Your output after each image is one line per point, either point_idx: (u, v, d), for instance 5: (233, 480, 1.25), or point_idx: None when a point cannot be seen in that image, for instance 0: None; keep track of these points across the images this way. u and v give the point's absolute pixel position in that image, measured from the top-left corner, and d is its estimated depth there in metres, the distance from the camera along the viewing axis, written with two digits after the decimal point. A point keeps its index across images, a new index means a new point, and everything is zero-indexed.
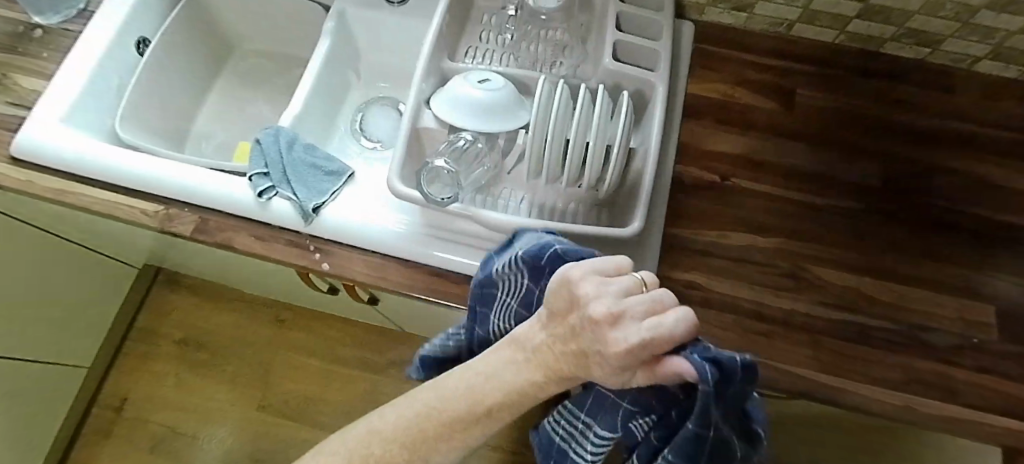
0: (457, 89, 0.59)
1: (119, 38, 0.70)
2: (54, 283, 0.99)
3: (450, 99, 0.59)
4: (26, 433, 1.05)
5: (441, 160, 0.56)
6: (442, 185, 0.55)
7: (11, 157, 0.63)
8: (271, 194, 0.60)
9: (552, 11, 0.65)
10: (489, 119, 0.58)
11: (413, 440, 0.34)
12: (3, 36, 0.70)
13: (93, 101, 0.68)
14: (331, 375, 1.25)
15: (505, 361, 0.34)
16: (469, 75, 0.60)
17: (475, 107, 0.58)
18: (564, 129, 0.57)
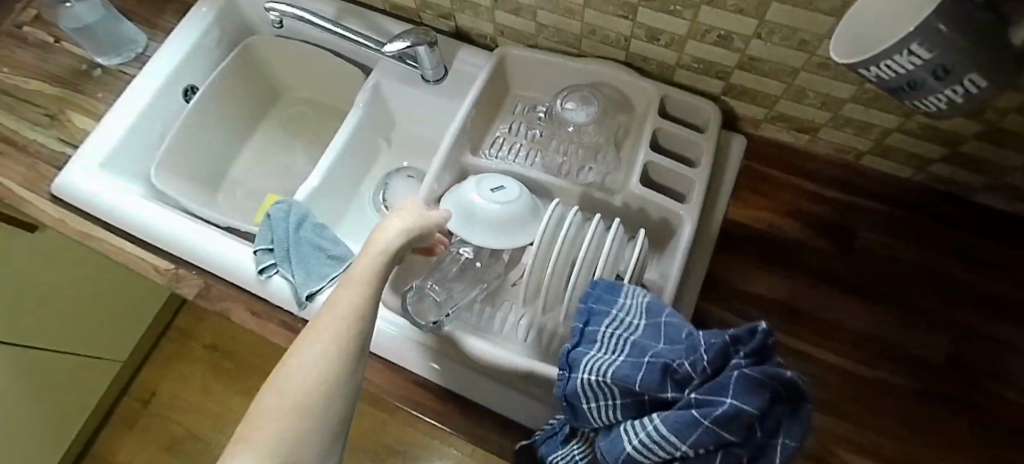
0: (466, 191, 0.56)
1: (169, 84, 0.74)
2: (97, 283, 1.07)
3: (458, 201, 0.56)
4: None
5: (426, 281, 0.57)
6: (429, 307, 0.56)
7: (51, 195, 0.67)
8: (271, 271, 0.59)
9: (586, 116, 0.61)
10: (494, 230, 0.54)
11: (338, 343, 0.37)
12: (68, 72, 0.75)
13: (132, 144, 0.72)
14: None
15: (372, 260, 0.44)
16: (481, 177, 0.57)
17: (480, 213, 0.54)
18: (572, 259, 0.52)
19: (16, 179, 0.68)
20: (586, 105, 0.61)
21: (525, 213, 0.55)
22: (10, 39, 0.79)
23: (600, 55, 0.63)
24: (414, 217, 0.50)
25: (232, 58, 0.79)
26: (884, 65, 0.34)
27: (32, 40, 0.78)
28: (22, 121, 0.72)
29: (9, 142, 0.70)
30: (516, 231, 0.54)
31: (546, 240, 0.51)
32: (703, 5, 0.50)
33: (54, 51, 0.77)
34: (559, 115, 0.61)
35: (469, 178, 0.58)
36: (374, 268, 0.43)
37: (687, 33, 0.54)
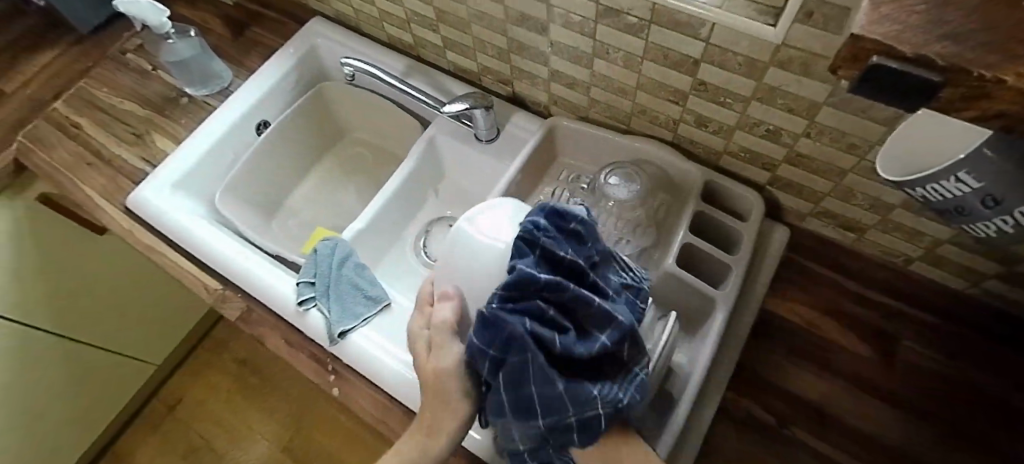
0: (472, 260, 0.48)
1: (245, 119, 0.81)
2: (150, 284, 1.14)
3: (459, 271, 0.49)
4: (91, 411, 1.18)
5: None
6: None
7: (126, 207, 0.74)
8: (310, 304, 0.62)
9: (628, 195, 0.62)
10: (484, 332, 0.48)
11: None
12: (159, 97, 0.84)
13: (206, 168, 0.79)
14: (359, 441, 1.28)
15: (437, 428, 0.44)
16: (496, 251, 0.47)
17: (479, 307, 0.47)
18: None
19: (96, 188, 0.77)
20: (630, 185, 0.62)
21: None
22: (117, 64, 0.89)
23: (649, 134, 0.65)
24: (444, 382, 0.44)
25: (305, 100, 0.86)
26: (931, 188, 0.32)
27: (133, 65, 0.88)
28: (114, 138, 0.81)
29: (99, 156, 0.79)
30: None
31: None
32: (753, 100, 0.52)
33: (151, 77, 0.86)
34: (602, 188, 0.63)
35: (487, 228, 0.49)
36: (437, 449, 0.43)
37: (736, 123, 0.56)
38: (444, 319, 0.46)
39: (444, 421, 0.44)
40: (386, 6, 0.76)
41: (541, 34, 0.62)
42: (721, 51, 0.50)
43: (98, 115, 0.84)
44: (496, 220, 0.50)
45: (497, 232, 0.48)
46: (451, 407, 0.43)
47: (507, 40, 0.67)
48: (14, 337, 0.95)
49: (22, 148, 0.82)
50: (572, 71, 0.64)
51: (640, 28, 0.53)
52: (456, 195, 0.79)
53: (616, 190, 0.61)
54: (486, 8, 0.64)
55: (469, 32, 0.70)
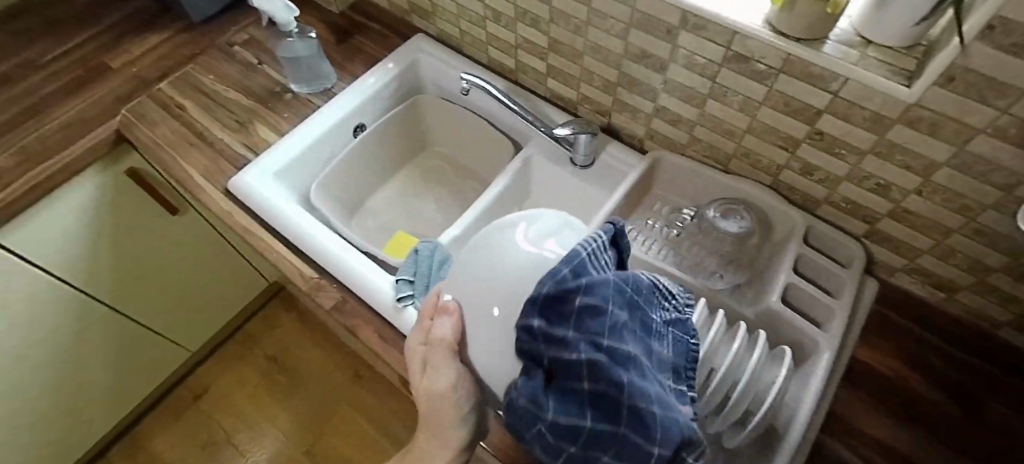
0: (481, 275, 0.41)
1: (347, 120, 0.85)
2: (202, 270, 1.15)
3: (465, 286, 0.42)
4: (120, 389, 1.18)
5: None
6: None
7: (226, 189, 0.77)
8: (408, 301, 0.64)
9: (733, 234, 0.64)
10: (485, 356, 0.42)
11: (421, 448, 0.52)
12: (263, 90, 0.87)
13: (305, 162, 0.82)
14: (376, 450, 1.26)
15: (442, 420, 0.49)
16: (515, 264, 0.40)
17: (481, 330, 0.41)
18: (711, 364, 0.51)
19: (197, 169, 0.79)
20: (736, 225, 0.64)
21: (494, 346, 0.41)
22: (223, 54, 0.92)
23: (747, 176, 0.68)
24: (444, 395, 0.46)
25: (400, 109, 0.90)
26: None
27: (239, 57, 0.92)
28: (217, 123, 0.84)
29: (202, 137, 0.82)
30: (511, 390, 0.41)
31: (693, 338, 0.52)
32: (869, 154, 0.55)
33: (255, 70, 0.90)
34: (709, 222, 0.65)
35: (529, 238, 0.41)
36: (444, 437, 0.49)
37: (845, 175, 0.59)
38: (445, 337, 0.43)
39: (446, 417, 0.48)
40: (495, 30, 0.81)
41: (659, 72, 0.66)
42: (848, 105, 0.53)
43: (202, 99, 0.86)
44: (526, 228, 0.42)
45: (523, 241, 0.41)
46: (453, 411, 0.47)
47: (618, 74, 0.70)
48: (74, 305, 0.96)
49: (126, 122, 0.84)
50: (681, 109, 0.67)
51: (767, 75, 0.56)
52: None
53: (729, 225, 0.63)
54: (605, 42, 0.68)
55: (579, 62, 0.74)
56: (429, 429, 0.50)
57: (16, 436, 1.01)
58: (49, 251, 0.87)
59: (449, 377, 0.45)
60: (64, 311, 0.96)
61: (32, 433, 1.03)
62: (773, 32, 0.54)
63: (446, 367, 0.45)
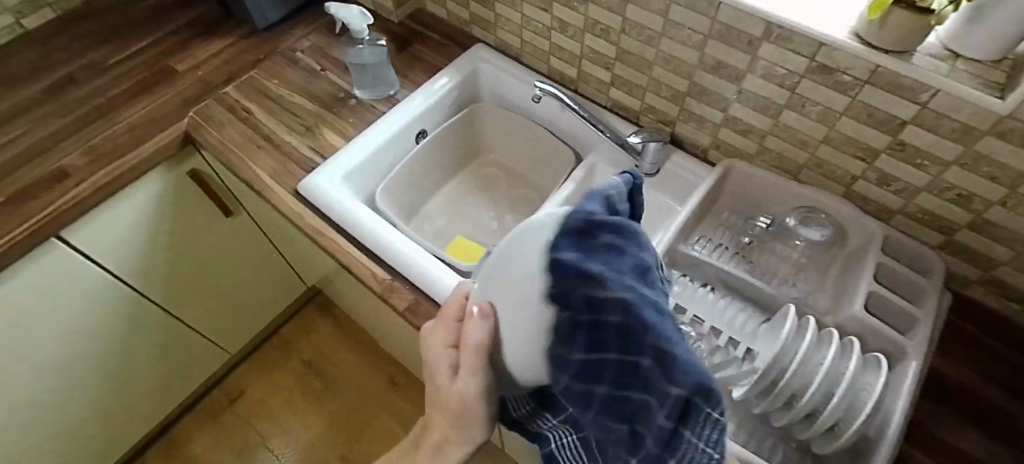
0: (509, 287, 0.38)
1: (410, 126, 0.86)
2: (245, 271, 1.16)
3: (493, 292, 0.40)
4: (160, 390, 1.18)
5: None
6: None
7: (296, 191, 0.78)
8: None
9: (812, 242, 0.66)
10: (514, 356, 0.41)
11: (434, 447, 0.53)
12: (328, 96, 0.89)
13: (370, 167, 0.83)
14: (399, 442, 1.27)
15: (457, 423, 0.50)
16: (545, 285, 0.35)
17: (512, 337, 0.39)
18: (806, 370, 0.51)
19: (266, 170, 0.80)
20: (817, 233, 0.66)
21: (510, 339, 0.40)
22: (286, 60, 0.94)
23: (819, 186, 0.69)
24: (468, 403, 0.47)
25: (459, 117, 0.91)
26: None
27: (303, 63, 0.93)
28: (284, 126, 0.85)
29: (269, 140, 0.84)
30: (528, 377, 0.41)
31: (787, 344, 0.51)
32: (954, 165, 0.56)
33: (319, 76, 0.92)
34: (791, 229, 0.67)
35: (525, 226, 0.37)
36: (461, 437, 0.51)
37: (925, 185, 0.60)
38: (477, 339, 0.41)
39: (463, 420, 0.49)
40: (559, 40, 0.82)
41: (733, 82, 0.67)
42: (936, 116, 0.54)
43: (268, 103, 0.88)
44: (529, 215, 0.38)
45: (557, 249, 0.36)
46: (475, 414, 0.48)
47: (689, 84, 0.72)
48: (129, 305, 0.97)
49: (193, 124, 0.86)
50: (754, 119, 0.68)
51: (851, 86, 0.58)
52: None
53: (814, 233, 0.65)
54: (679, 53, 0.69)
55: (648, 73, 0.75)
56: (447, 427, 0.51)
57: (60, 430, 1.02)
58: (113, 252, 0.88)
59: (474, 386, 0.45)
60: (119, 311, 0.97)
61: (71, 428, 1.04)
62: (860, 44, 0.55)
63: (473, 377, 0.44)
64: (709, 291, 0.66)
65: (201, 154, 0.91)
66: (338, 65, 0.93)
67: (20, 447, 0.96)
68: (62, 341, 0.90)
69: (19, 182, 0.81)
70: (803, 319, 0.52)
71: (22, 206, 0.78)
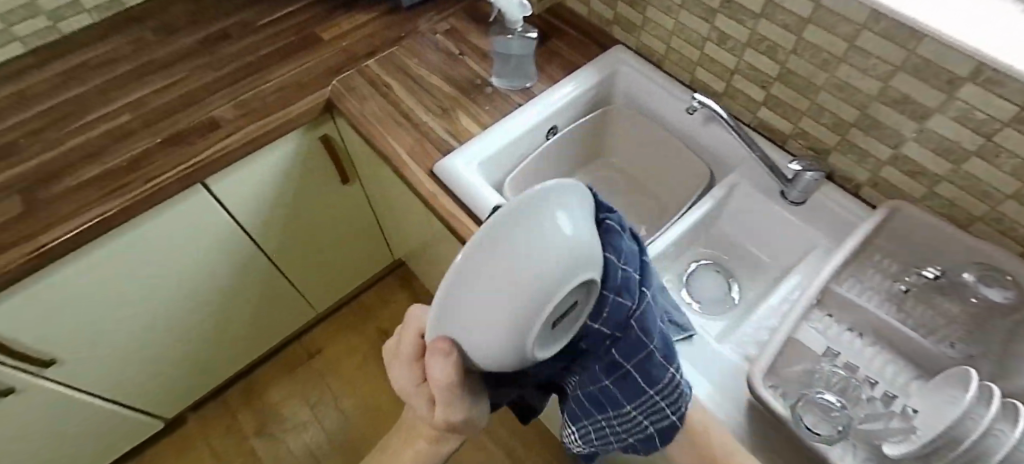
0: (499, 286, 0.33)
1: (545, 120, 0.86)
2: (346, 237, 1.19)
3: (471, 300, 0.34)
4: (252, 339, 1.23)
5: (827, 393, 0.55)
6: (821, 419, 0.53)
7: (431, 170, 0.80)
8: None
9: (989, 302, 0.60)
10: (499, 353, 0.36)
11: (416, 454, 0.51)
12: (465, 81, 0.90)
13: (504, 156, 0.84)
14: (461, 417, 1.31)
15: (437, 436, 0.48)
16: (551, 257, 0.32)
17: (499, 325, 0.34)
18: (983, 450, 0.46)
19: (403, 147, 0.82)
20: (997, 294, 0.60)
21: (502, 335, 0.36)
22: (426, 41, 0.96)
23: (994, 242, 0.64)
24: (447, 424, 0.44)
25: (590, 117, 0.90)
26: None
27: (442, 46, 0.95)
28: (422, 106, 0.87)
29: (408, 118, 0.85)
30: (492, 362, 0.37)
31: (958, 419, 0.47)
32: None
33: (457, 59, 0.93)
34: (965, 286, 0.62)
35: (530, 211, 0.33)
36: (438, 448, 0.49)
37: None
38: (444, 378, 0.38)
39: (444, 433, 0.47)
40: (712, 51, 0.80)
41: (915, 119, 0.63)
42: None
43: (407, 81, 0.90)
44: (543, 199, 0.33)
45: (564, 227, 0.33)
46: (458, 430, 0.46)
47: (860, 115, 0.68)
48: (247, 255, 1.02)
49: (336, 92, 0.89)
50: (931, 163, 0.64)
51: None
52: (720, 242, 0.80)
53: (994, 294, 0.59)
54: (857, 81, 0.66)
55: (811, 97, 0.72)
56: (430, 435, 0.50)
57: (164, 361, 1.07)
58: (243, 204, 0.92)
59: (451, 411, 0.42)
60: (235, 259, 1.01)
61: (171, 359, 1.09)
62: None
63: (450, 404, 0.42)
64: (856, 337, 0.64)
65: (335, 122, 0.93)
66: (476, 51, 0.94)
67: (127, 369, 1.02)
68: (181, 279, 0.95)
69: (176, 126, 0.84)
70: (990, 398, 0.48)
71: (176, 149, 0.82)
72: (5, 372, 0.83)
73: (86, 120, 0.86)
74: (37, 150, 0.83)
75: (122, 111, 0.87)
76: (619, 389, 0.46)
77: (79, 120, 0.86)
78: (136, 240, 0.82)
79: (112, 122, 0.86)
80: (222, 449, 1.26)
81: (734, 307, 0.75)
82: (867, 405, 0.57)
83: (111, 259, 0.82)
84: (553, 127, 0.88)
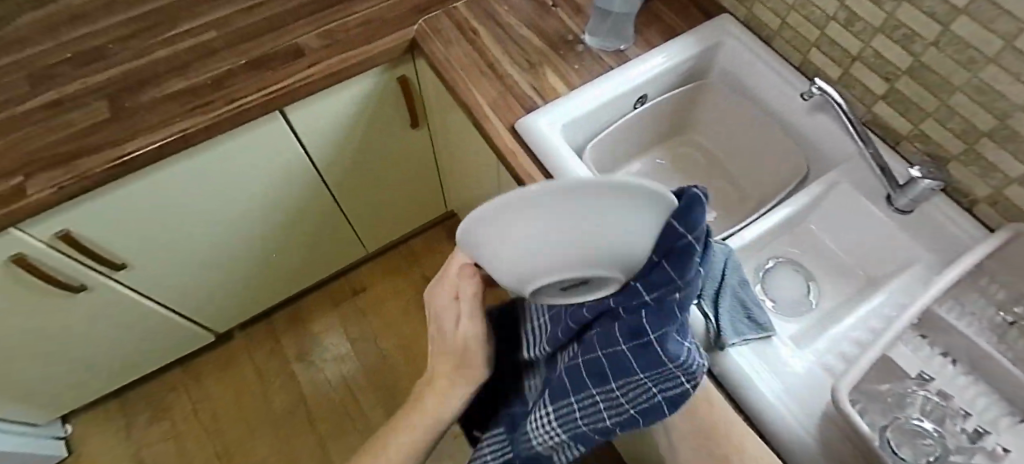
0: (531, 243, 0.34)
1: (636, 88, 0.81)
2: (405, 182, 1.18)
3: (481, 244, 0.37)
4: (304, 269, 1.25)
5: (923, 422, 0.54)
6: (912, 449, 0.52)
7: (512, 127, 0.77)
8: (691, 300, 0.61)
9: None
10: (502, 284, 0.39)
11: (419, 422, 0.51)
12: (555, 35, 0.85)
13: (589, 120, 0.80)
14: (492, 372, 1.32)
15: (449, 386, 0.51)
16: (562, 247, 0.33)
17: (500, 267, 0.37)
18: None
19: (486, 98, 0.79)
20: None
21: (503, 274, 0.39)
22: None
23: None
24: (467, 346, 0.50)
25: (682, 90, 0.85)
26: None
27: None
28: (508, 57, 0.83)
29: (493, 68, 0.82)
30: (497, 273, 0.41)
31: None
32: None
33: (549, 11, 0.88)
34: None
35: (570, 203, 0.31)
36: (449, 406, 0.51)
37: None
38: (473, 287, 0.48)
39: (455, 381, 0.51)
40: (835, 33, 0.72)
41: None
42: None
43: (495, 30, 0.86)
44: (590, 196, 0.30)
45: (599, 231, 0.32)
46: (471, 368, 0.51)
47: (996, 125, 0.59)
48: (311, 188, 1.02)
49: (421, 33, 0.85)
50: None
51: None
52: (804, 241, 0.75)
53: None
54: (1004, 87, 0.57)
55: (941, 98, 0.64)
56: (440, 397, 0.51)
57: (222, 280, 1.11)
58: (314, 136, 0.91)
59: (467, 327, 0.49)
60: (299, 191, 1.01)
61: (230, 279, 1.12)
62: None
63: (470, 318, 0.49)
64: (948, 362, 0.60)
65: (415, 63, 0.90)
66: (570, 4, 0.88)
67: (190, 283, 1.06)
68: (247, 203, 0.96)
69: (258, 50, 0.83)
70: None
71: (258, 73, 0.81)
72: (83, 269, 0.87)
73: (173, 33, 0.86)
74: (126, 58, 0.83)
75: (208, 28, 0.86)
76: (635, 356, 0.41)
77: (167, 32, 0.86)
78: (213, 160, 0.83)
79: (198, 37, 0.85)
80: (266, 367, 1.32)
81: (810, 311, 0.70)
82: (954, 437, 0.53)
83: (186, 176, 0.83)
84: (643, 97, 0.83)
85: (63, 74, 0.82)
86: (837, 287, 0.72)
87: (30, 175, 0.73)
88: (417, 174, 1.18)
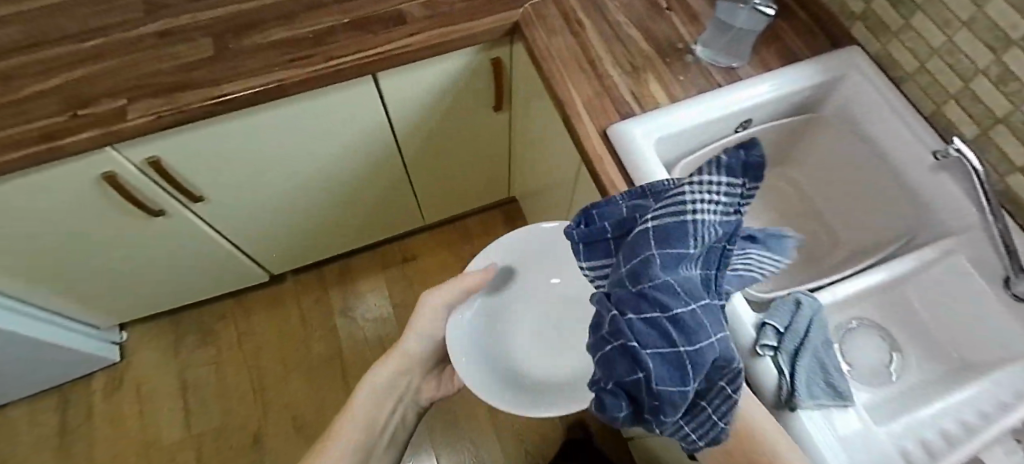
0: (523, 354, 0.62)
1: (743, 111, 0.75)
2: (476, 161, 1.17)
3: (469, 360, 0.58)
4: (362, 229, 1.27)
5: None
6: None
7: (604, 130, 0.74)
8: (767, 351, 0.57)
9: None
10: (492, 343, 0.62)
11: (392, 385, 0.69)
12: (664, 42, 0.80)
13: (686, 137, 0.75)
14: None
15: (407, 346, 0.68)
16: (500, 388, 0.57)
17: (489, 355, 0.60)
18: None
19: (581, 97, 0.76)
20: None
21: (492, 348, 0.61)
22: None
23: None
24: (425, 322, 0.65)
25: (793, 119, 0.80)
26: None
27: None
28: (611, 56, 0.79)
29: (594, 66, 0.78)
30: (492, 327, 0.63)
31: None
32: None
33: (661, 14, 0.83)
34: None
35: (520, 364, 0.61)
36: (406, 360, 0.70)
37: None
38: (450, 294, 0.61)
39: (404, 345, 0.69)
40: (982, 90, 0.64)
41: None
42: None
43: (602, 25, 0.82)
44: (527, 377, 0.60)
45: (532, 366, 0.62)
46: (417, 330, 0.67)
47: None
48: (386, 153, 1.02)
49: (525, 18, 0.83)
50: None
51: None
52: (897, 308, 0.68)
53: None
54: None
55: None
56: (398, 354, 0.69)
57: (285, 227, 1.14)
58: (400, 104, 0.91)
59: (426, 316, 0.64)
60: (374, 155, 1.01)
61: (293, 227, 1.15)
62: None
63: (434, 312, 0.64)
64: None
65: (511, 47, 0.88)
66: (685, 10, 0.83)
67: (257, 224, 1.09)
68: (324, 158, 0.97)
69: (362, 11, 0.83)
70: None
71: (359, 35, 0.80)
72: (164, 195, 0.91)
73: None
74: None
75: None
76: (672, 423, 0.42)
77: None
78: (301, 112, 0.84)
79: None
80: (311, 314, 1.36)
81: (889, 384, 0.66)
82: None
83: (272, 124, 0.84)
84: (748, 122, 0.78)
85: (175, 6, 0.84)
86: (924, 364, 0.66)
87: (133, 99, 0.75)
88: (490, 155, 1.16)
